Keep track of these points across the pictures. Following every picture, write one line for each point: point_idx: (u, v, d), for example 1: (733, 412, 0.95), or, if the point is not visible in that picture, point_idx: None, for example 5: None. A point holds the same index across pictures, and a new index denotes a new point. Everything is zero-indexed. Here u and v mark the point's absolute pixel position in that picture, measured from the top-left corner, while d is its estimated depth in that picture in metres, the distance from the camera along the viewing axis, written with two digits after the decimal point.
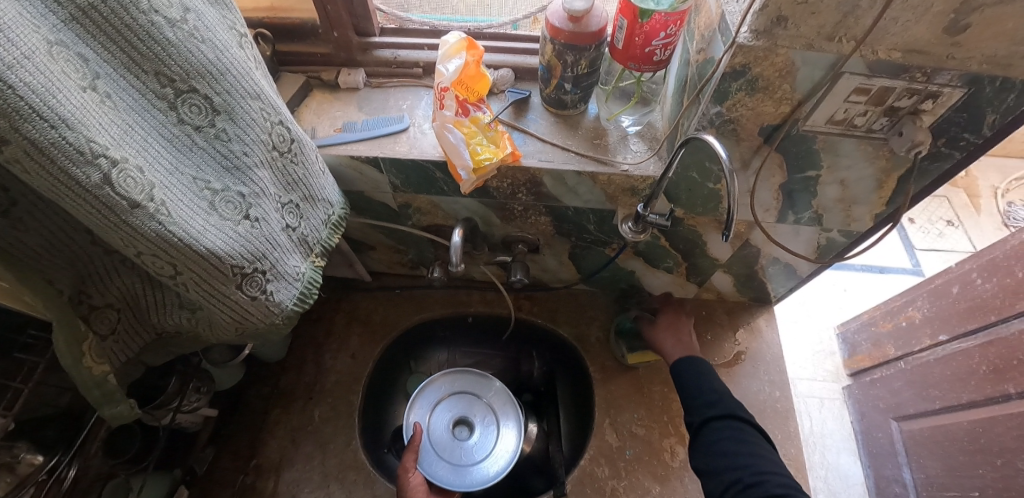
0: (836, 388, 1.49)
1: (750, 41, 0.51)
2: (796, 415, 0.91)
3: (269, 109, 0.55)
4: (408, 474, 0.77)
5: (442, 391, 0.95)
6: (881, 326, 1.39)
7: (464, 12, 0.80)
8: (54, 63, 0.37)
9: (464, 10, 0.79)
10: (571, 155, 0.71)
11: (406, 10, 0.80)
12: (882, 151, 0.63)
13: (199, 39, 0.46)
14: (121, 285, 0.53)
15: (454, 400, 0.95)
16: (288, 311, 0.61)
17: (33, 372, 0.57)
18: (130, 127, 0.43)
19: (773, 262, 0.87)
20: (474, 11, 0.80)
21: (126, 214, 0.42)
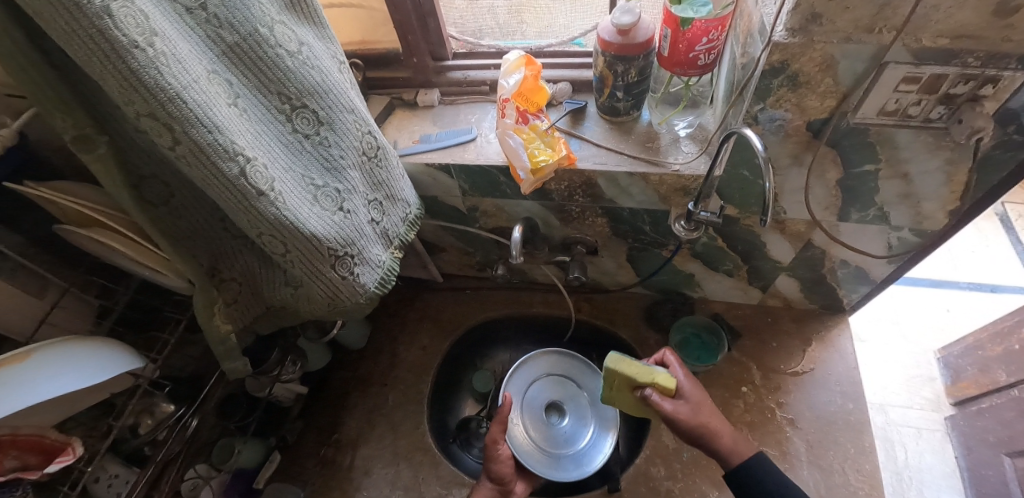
0: (937, 418, 1.32)
1: (786, 39, 0.54)
2: (871, 430, 0.86)
3: (361, 121, 0.66)
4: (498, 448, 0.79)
5: (537, 372, 0.99)
6: (989, 351, 1.23)
7: (532, 35, 0.89)
8: (211, 86, 0.50)
9: (533, 34, 0.89)
10: (625, 158, 0.75)
11: (480, 36, 0.89)
12: (946, 141, 0.61)
13: (309, 65, 0.58)
14: (245, 264, 0.66)
15: (546, 383, 0.99)
16: (370, 293, 0.71)
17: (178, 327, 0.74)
18: (259, 134, 0.55)
19: (842, 265, 0.85)
20: (541, 34, 0.88)
21: (254, 200, 0.54)
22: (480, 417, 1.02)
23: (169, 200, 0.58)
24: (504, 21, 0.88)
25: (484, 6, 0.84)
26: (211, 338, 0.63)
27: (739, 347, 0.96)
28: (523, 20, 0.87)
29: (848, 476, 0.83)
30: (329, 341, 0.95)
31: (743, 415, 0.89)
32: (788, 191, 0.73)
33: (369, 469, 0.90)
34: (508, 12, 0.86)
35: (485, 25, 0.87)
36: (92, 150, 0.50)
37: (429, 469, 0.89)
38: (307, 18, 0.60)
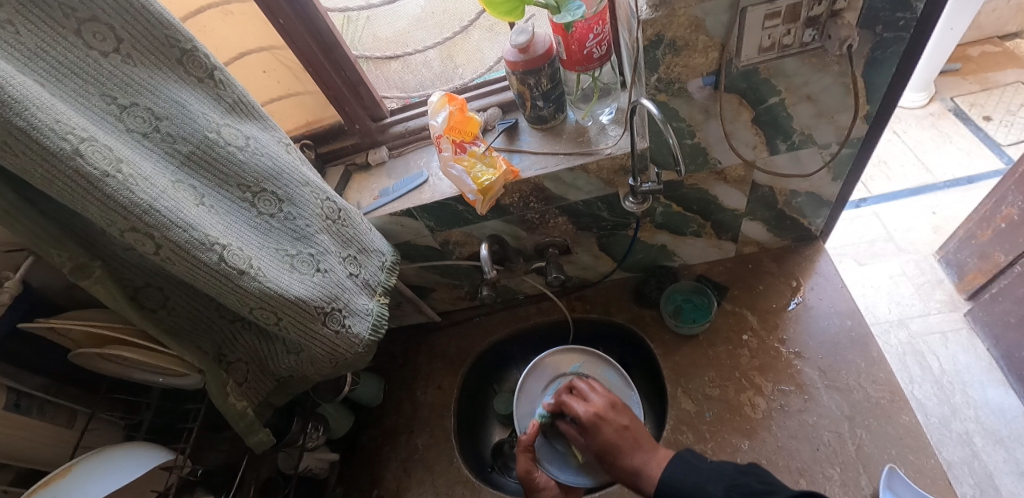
0: (957, 317, 1.31)
1: (651, 15, 0.62)
2: (875, 340, 0.89)
3: (318, 191, 0.73)
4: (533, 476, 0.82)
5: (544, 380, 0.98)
6: (980, 236, 1.22)
7: (472, 76, 0.99)
8: (178, 193, 0.57)
9: (472, 75, 0.99)
10: (562, 157, 0.82)
11: (422, 90, 1.00)
12: (828, 58, 0.68)
13: (259, 154, 0.66)
14: (247, 344, 0.72)
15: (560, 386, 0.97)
16: (366, 340, 0.76)
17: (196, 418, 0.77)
18: (229, 223, 0.62)
19: (795, 195, 0.90)
20: (480, 73, 0.98)
21: (238, 280, 0.60)
22: (511, 439, 1.06)
23: (165, 303, 0.65)
24: (441, 70, 1.00)
25: (416, 62, 0.99)
26: (231, 416, 0.68)
27: (731, 299, 0.99)
28: (456, 63, 1.00)
29: (866, 389, 0.85)
30: (347, 404, 1.00)
31: (751, 361, 0.92)
32: (715, 141, 0.79)
33: None
34: (441, 62, 1.00)
35: (424, 79, 1.00)
36: (89, 274, 0.57)
37: None
38: (249, 116, 0.68)
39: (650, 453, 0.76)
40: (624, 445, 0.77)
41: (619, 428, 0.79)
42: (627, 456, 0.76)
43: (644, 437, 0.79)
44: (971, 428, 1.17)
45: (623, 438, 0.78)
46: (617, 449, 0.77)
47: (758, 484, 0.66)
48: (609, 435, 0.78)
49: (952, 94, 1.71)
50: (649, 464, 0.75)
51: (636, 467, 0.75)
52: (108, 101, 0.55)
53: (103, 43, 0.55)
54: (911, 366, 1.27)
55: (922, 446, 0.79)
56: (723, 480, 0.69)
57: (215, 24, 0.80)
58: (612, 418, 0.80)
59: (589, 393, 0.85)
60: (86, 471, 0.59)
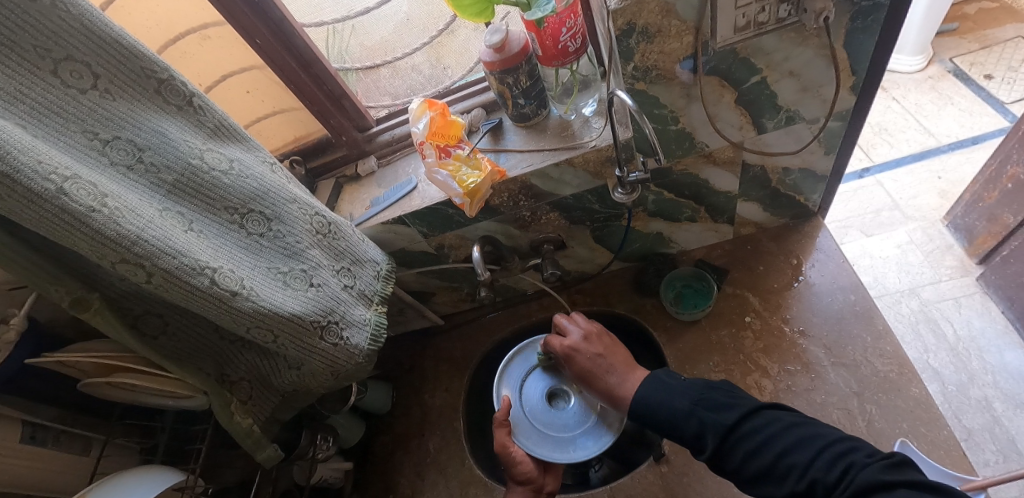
0: (969, 282, 1.28)
1: (620, 4, 0.61)
2: (880, 313, 0.88)
3: (306, 207, 0.74)
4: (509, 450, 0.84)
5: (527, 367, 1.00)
6: (987, 198, 1.19)
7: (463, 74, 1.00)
8: (166, 221, 0.58)
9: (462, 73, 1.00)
10: (547, 153, 0.81)
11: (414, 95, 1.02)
12: (806, 32, 0.66)
13: (243, 177, 0.67)
14: (248, 363, 0.74)
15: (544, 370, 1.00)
16: (365, 350, 0.77)
17: (206, 438, 0.78)
18: (219, 246, 0.63)
19: (788, 172, 0.89)
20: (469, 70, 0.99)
21: (231, 301, 0.61)
22: None
23: (165, 329, 0.67)
24: (428, 73, 1.00)
25: (403, 68, 0.99)
26: (238, 435, 0.70)
27: (732, 282, 0.98)
28: (440, 66, 1.00)
29: (874, 364, 0.84)
30: (357, 412, 1.02)
31: (755, 343, 0.91)
32: (699, 125, 0.78)
33: None
34: (429, 65, 0.99)
35: (413, 83, 1.01)
36: (88, 306, 0.58)
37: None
38: (232, 139, 0.69)
39: (626, 373, 0.76)
40: (598, 370, 0.78)
41: (591, 356, 0.80)
42: (604, 379, 0.77)
43: (618, 359, 0.78)
44: (990, 394, 1.14)
45: (597, 364, 0.79)
46: (594, 375, 0.79)
47: (724, 398, 0.64)
48: (583, 364, 0.80)
49: (951, 55, 1.67)
50: (626, 384, 0.75)
51: (610, 387, 0.76)
52: (90, 137, 0.56)
53: (81, 80, 0.55)
54: (925, 334, 1.24)
55: (934, 417, 0.78)
56: (690, 395, 0.66)
57: (194, 50, 0.81)
58: (584, 348, 0.81)
59: (568, 327, 0.85)
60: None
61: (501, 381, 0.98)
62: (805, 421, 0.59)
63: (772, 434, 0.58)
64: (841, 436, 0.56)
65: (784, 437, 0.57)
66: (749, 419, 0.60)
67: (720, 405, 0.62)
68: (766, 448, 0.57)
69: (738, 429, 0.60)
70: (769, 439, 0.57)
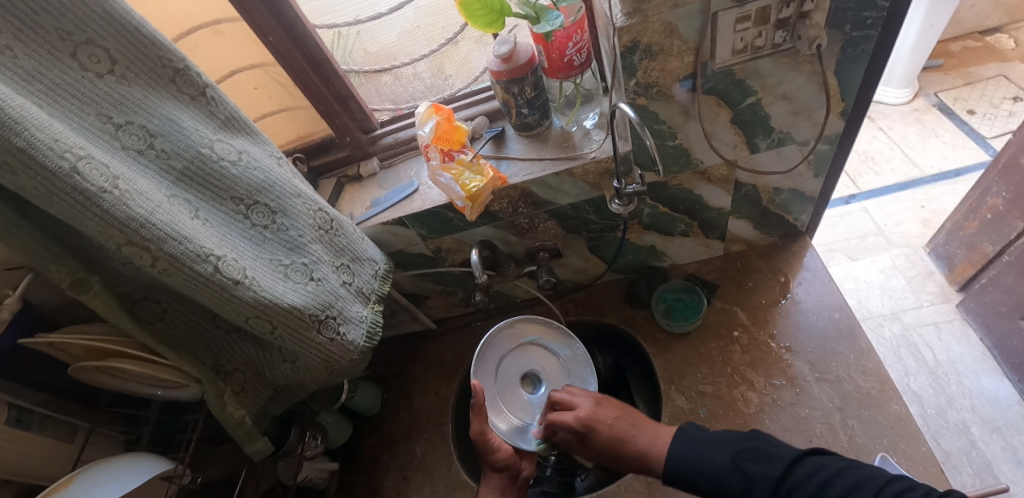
0: (949, 309, 1.32)
1: (626, 22, 0.64)
2: (863, 331, 0.90)
3: (310, 202, 0.75)
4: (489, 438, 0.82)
5: (502, 350, 0.95)
6: (968, 228, 1.24)
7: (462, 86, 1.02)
8: (174, 207, 0.59)
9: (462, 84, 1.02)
10: (547, 163, 0.83)
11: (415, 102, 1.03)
12: (800, 58, 0.70)
13: (251, 168, 0.68)
14: (243, 354, 0.74)
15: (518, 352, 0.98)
16: (360, 347, 0.78)
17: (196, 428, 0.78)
18: (223, 235, 0.64)
19: (778, 192, 0.92)
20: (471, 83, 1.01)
21: (232, 289, 0.62)
22: None
23: (163, 315, 0.67)
24: (432, 82, 1.03)
25: (409, 74, 1.01)
26: (229, 425, 0.70)
27: (721, 296, 1.01)
28: (446, 74, 1.02)
29: (857, 380, 0.86)
30: (345, 413, 1.01)
31: (742, 357, 0.93)
32: (695, 142, 0.81)
33: None
34: (431, 74, 1.02)
35: (415, 91, 1.03)
36: (88, 288, 0.58)
37: None
38: (242, 131, 0.70)
39: (654, 432, 0.77)
40: (623, 434, 0.78)
41: (611, 421, 0.81)
42: (635, 442, 0.76)
43: (638, 419, 0.81)
44: (968, 418, 1.17)
45: (621, 429, 0.79)
46: (624, 438, 0.78)
47: (763, 448, 0.63)
48: (606, 432, 0.80)
49: (936, 89, 1.74)
50: (656, 441, 0.75)
51: (643, 450, 0.75)
52: (103, 120, 0.57)
53: (98, 65, 0.57)
54: (906, 358, 1.28)
55: (913, 434, 0.80)
56: (728, 449, 0.66)
57: (205, 43, 0.82)
58: (602, 415, 0.82)
59: (571, 401, 0.87)
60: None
61: (479, 366, 0.90)
62: (853, 466, 0.57)
63: (824, 479, 0.56)
64: (893, 477, 0.54)
65: (832, 483, 0.56)
66: (797, 467, 0.59)
67: (762, 456, 0.62)
68: (821, 494, 0.55)
69: (788, 478, 0.59)
70: (819, 487, 0.56)
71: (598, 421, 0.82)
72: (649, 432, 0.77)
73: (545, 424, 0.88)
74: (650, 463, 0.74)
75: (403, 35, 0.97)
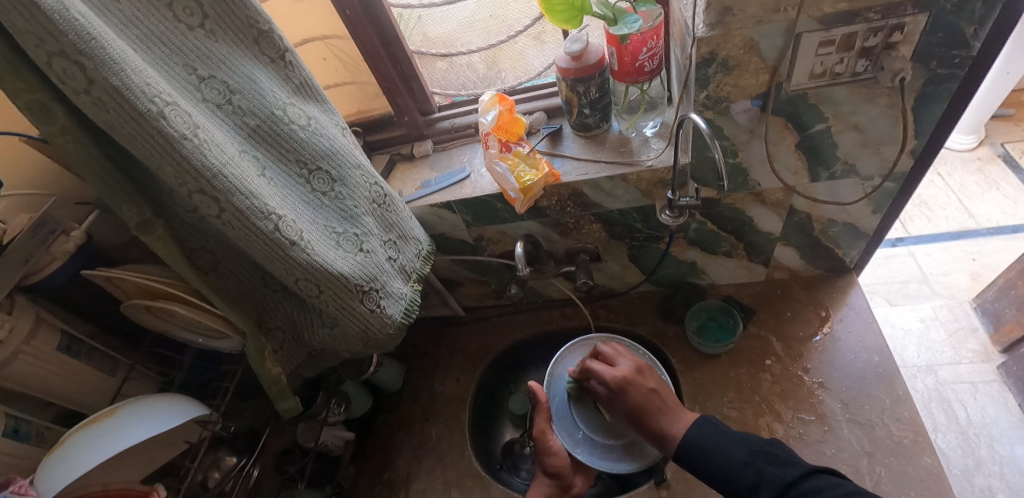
0: (989, 369, 1.27)
1: (707, 33, 0.64)
2: (902, 378, 0.88)
3: (368, 175, 0.77)
4: (542, 436, 0.86)
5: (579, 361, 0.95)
6: (1021, 287, 1.19)
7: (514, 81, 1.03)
8: (243, 162, 0.61)
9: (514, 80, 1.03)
10: (602, 165, 0.83)
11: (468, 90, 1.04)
12: (879, 89, 0.68)
13: (318, 135, 0.69)
14: (286, 313, 0.76)
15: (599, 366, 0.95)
16: (397, 323, 0.79)
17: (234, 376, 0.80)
18: (285, 196, 0.66)
19: (832, 224, 0.90)
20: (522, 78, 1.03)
21: (289, 249, 0.63)
22: (522, 438, 1.07)
23: (217, 266, 0.69)
24: (485, 74, 1.03)
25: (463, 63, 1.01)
26: (266, 381, 0.72)
27: (757, 322, 0.99)
28: (501, 69, 1.02)
29: (890, 427, 0.84)
30: (368, 386, 1.03)
31: (772, 386, 0.92)
32: (756, 163, 0.80)
33: None
34: (484, 65, 1.02)
35: (467, 80, 1.03)
36: (153, 231, 0.60)
37: (480, 492, 0.93)
38: (312, 99, 0.72)
39: (679, 414, 0.74)
40: (650, 405, 0.75)
41: (644, 390, 0.77)
42: (657, 415, 0.74)
43: (670, 398, 0.77)
44: (994, 484, 1.12)
45: (650, 401, 0.76)
46: (645, 411, 0.75)
47: (784, 455, 0.63)
48: (634, 398, 0.76)
49: (1003, 140, 1.67)
50: (677, 424, 0.72)
51: (663, 426, 0.73)
52: (189, 72, 0.59)
53: (191, 18, 0.59)
54: (937, 413, 1.24)
55: (943, 490, 0.77)
56: (747, 445, 0.66)
57: (285, 10, 0.85)
58: (638, 382, 0.78)
59: (614, 357, 0.83)
60: (81, 444, 0.58)
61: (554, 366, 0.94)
62: (862, 489, 0.56)
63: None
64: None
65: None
66: (808, 479, 0.60)
67: (778, 459, 0.63)
68: None
69: (798, 486, 0.59)
70: None
71: (631, 382, 0.78)
72: (685, 418, 0.73)
73: (579, 368, 0.86)
74: (663, 436, 0.73)
75: (462, 23, 0.96)
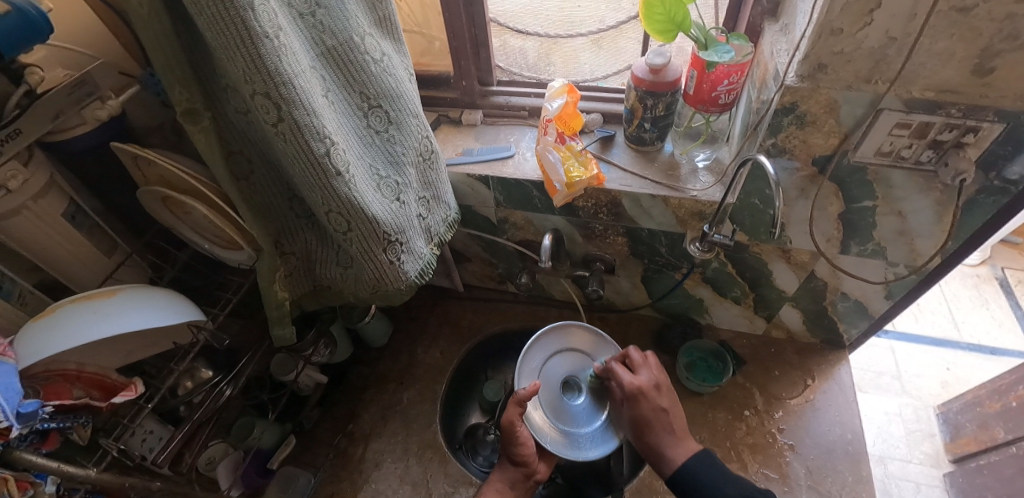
0: (935, 474, 1.31)
1: (796, 83, 0.64)
2: (868, 460, 0.90)
3: (421, 127, 0.75)
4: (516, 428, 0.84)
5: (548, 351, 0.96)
6: (988, 406, 1.23)
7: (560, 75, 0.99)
8: (311, 78, 0.58)
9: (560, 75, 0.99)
10: (647, 182, 0.83)
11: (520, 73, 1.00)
12: (935, 183, 0.70)
13: (387, 73, 0.67)
14: (305, 241, 0.75)
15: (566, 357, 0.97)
16: (410, 281, 0.78)
17: (239, 289, 0.79)
18: (341, 124, 0.64)
19: (844, 298, 0.91)
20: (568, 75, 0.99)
21: (332, 179, 0.61)
22: (487, 425, 1.05)
23: (249, 176, 0.66)
24: (535, 62, 0.98)
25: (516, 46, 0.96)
26: (268, 303, 0.71)
27: (745, 373, 1.01)
28: (551, 61, 0.98)
29: None
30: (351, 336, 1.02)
31: (745, 437, 0.94)
32: (795, 222, 0.81)
33: (379, 463, 0.93)
34: (537, 54, 0.97)
35: (517, 62, 0.98)
36: (197, 122, 0.55)
37: (438, 466, 0.92)
38: (389, 35, 0.70)
39: (681, 440, 0.79)
40: (657, 424, 0.80)
41: (657, 407, 0.81)
42: (660, 435, 0.79)
43: (678, 421, 0.81)
44: None
45: (659, 418, 0.80)
46: (650, 427, 0.80)
47: None
48: (644, 412, 0.80)
49: (1004, 264, 1.73)
50: (677, 450, 0.78)
51: (664, 448, 0.78)
52: None
53: None
54: None
55: None
56: (739, 488, 0.72)
57: None
58: (654, 398, 0.81)
59: (638, 366, 0.86)
60: (76, 315, 0.56)
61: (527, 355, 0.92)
62: None
63: None
64: None
65: None
66: None
67: None
68: None
69: None
70: None
71: (648, 397, 0.81)
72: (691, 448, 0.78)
73: (603, 366, 0.90)
74: (660, 457, 0.79)
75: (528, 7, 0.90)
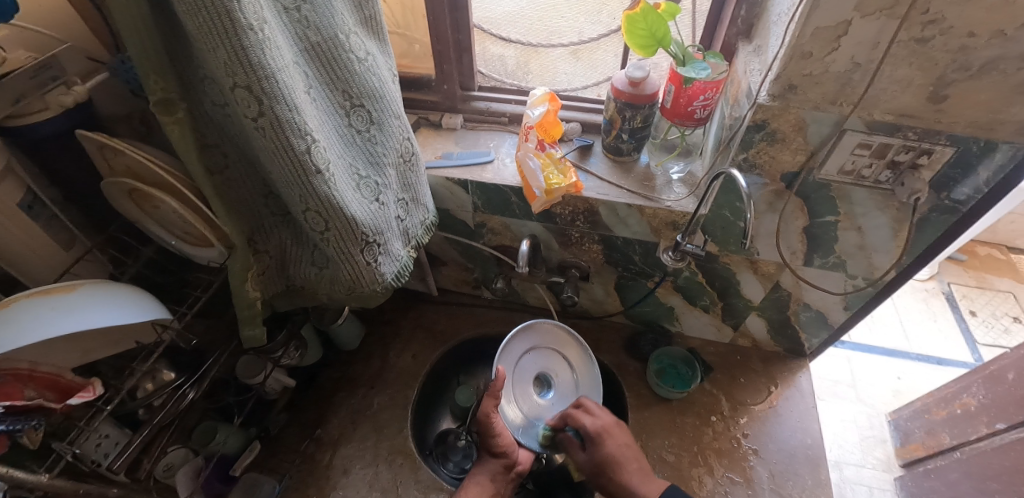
0: (887, 478, 1.37)
1: (768, 101, 0.67)
2: (826, 464, 0.94)
3: (403, 129, 0.75)
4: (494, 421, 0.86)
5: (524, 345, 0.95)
6: (935, 414, 1.30)
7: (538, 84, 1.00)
8: (295, 73, 0.57)
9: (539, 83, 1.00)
10: (624, 192, 0.85)
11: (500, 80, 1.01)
12: (892, 201, 0.74)
13: (371, 73, 0.67)
14: (279, 239, 0.73)
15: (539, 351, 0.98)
16: (386, 283, 0.77)
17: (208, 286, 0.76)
18: (323, 122, 0.63)
19: (806, 308, 0.95)
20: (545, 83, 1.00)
21: (312, 176, 0.60)
22: (458, 431, 1.04)
23: (224, 170, 0.64)
24: (513, 69, 0.99)
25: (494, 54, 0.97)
26: (239, 302, 0.69)
27: (712, 380, 1.04)
28: (529, 69, 0.99)
29: None
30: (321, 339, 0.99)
31: (711, 442, 0.96)
32: (763, 234, 0.85)
33: (347, 469, 0.91)
34: (516, 61, 0.98)
35: (495, 68, 0.99)
36: (172, 112, 0.54)
37: (409, 472, 0.91)
38: (374, 36, 0.70)
39: (647, 479, 0.82)
40: (622, 459, 0.85)
41: (619, 444, 0.86)
42: (628, 468, 0.83)
43: (641, 463, 0.85)
44: None
45: (622, 455, 0.85)
46: (617, 464, 0.84)
47: None
48: (610, 449, 0.85)
49: (951, 279, 1.84)
50: (646, 484, 0.81)
51: (633, 487, 0.81)
52: None
53: None
54: None
55: None
56: None
57: None
58: (615, 438, 0.87)
59: (592, 409, 0.91)
60: (31, 311, 0.52)
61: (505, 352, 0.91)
62: None
63: None
64: None
65: None
66: None
67: None
68: None
69: None
70: None
71: (609, 439, 0.86)
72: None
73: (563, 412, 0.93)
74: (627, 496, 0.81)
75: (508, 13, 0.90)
